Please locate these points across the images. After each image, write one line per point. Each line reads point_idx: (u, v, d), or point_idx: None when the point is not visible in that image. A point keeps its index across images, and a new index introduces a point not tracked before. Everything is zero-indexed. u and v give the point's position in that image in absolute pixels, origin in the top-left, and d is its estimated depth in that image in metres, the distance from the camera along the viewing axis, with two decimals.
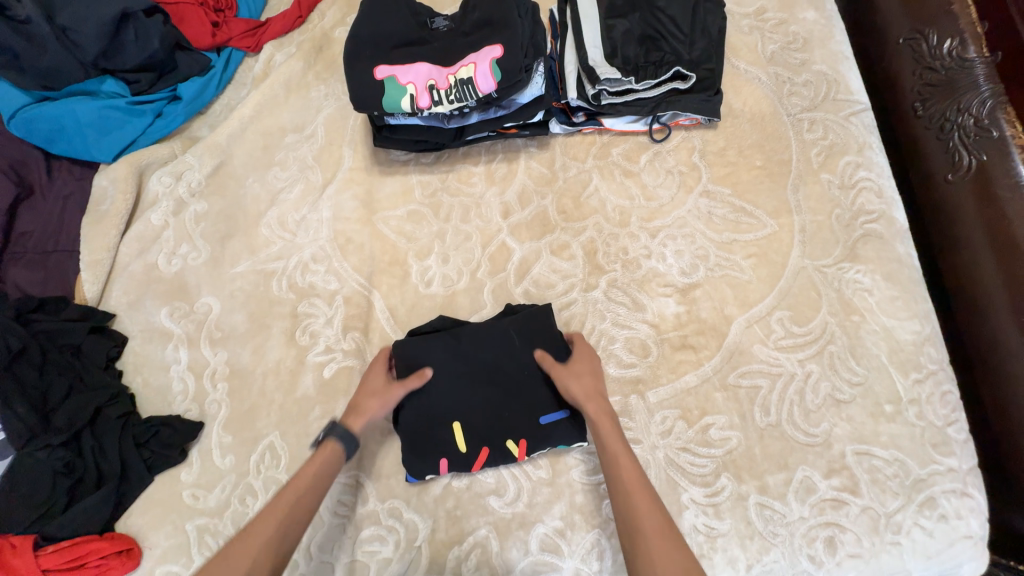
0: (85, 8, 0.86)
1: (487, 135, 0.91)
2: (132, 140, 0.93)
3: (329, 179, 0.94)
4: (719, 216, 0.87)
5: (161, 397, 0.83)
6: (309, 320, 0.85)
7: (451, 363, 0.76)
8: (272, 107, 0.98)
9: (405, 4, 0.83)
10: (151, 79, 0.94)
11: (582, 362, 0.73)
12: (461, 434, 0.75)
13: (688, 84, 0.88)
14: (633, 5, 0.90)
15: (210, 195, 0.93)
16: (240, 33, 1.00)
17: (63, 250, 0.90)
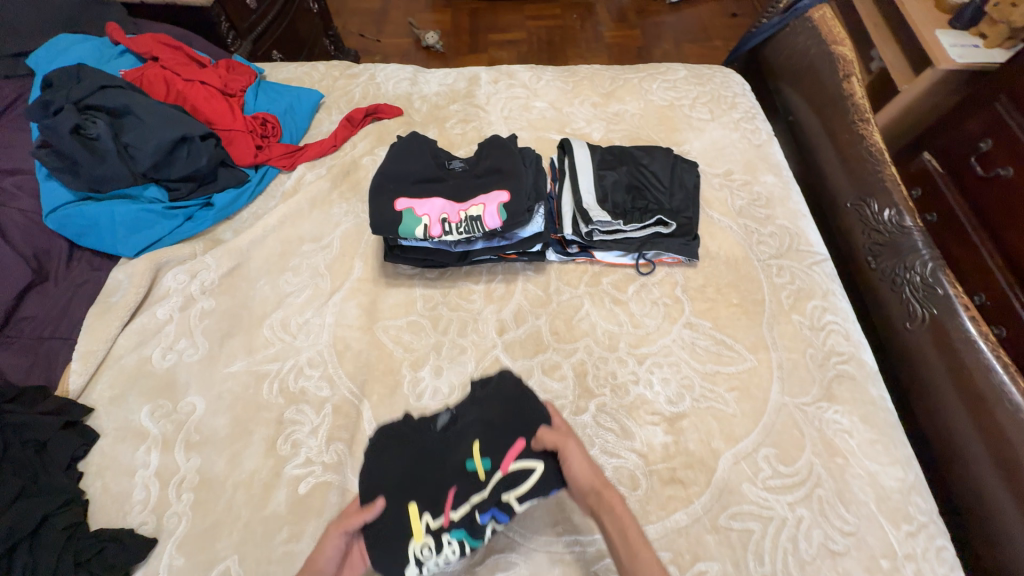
0: (149, 130, 0.98)
1: (489, 258, 1.00)
2: (157, 240, 1.00)
3: (337, 287, 1.00)
4: (703, 347, 0.93)
5: (117, 506, 0.78)
6: (294, 428, 0.84)
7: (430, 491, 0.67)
8: (296, 218, 1.07)
9: (429, 150, 0.98)
10: (191, 187, 1.05)
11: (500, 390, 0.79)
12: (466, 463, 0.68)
13: (669, 229, 1.00)
14: (619, 160, 1.09)
15: (220, 294, 0.97)
16: (279, 154, 1.14)
17: (58, 337, 0.91)
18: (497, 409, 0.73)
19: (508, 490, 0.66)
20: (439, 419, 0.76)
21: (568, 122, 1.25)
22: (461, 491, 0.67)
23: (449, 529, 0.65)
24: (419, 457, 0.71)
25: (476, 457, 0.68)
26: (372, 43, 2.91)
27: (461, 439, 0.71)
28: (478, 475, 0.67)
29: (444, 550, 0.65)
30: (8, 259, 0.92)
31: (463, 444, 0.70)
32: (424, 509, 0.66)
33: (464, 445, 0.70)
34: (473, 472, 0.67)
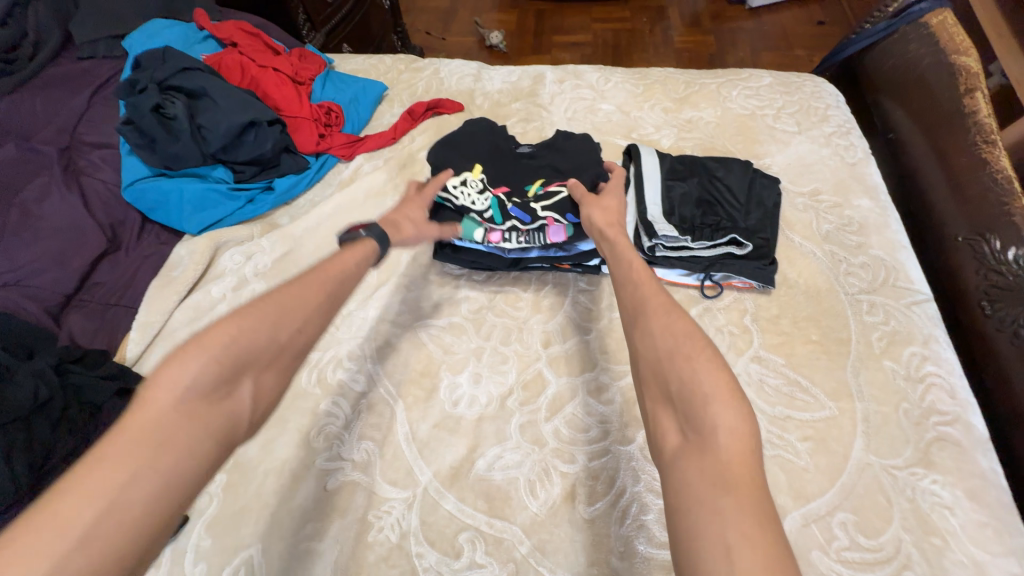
0: (222, 113, 1.01)
1: (542, 266, 0.95)
2: (219, 220, 1.03)
3: (383, 281, 0.98)
4: (772, 386, 0.82)
5: None
6: (328, 421, 0.83)
7: (508, 159, 0.93)
8: (349, 208, 1.07)
9: (490, 143, 0.93)
10: (254, 171, 1.07)
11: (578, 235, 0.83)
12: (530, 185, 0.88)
13: (744, 251, 0.90)
14: (691, 171, 1.00)
15: (271, 278, 0.98)
16: (341, 143, 1.14)
17: (123, 306, 0.96)
18: (568, 158, 0.91)
19: (539, 200, 0.85)
20: (526, 147, 0.96)
21: (636, 127, 1.17)
22: (509, 191, 0.89)
23: (493, 197, 0.86)
24: (507, 141, 0.94)
25: (535, 184, 0.87)
26: (437, 41, 2.94)
27: (533, 171, 0.91)
28: (529, 193, 0.87)
29: (476, 202, 0.86)
30: (86, 227, 0.98)
31: (528, 171, 0.90)
32: (483, 174, 0.89)
33: (533, 175, 0.90)
34: (528, 186, 0.89)
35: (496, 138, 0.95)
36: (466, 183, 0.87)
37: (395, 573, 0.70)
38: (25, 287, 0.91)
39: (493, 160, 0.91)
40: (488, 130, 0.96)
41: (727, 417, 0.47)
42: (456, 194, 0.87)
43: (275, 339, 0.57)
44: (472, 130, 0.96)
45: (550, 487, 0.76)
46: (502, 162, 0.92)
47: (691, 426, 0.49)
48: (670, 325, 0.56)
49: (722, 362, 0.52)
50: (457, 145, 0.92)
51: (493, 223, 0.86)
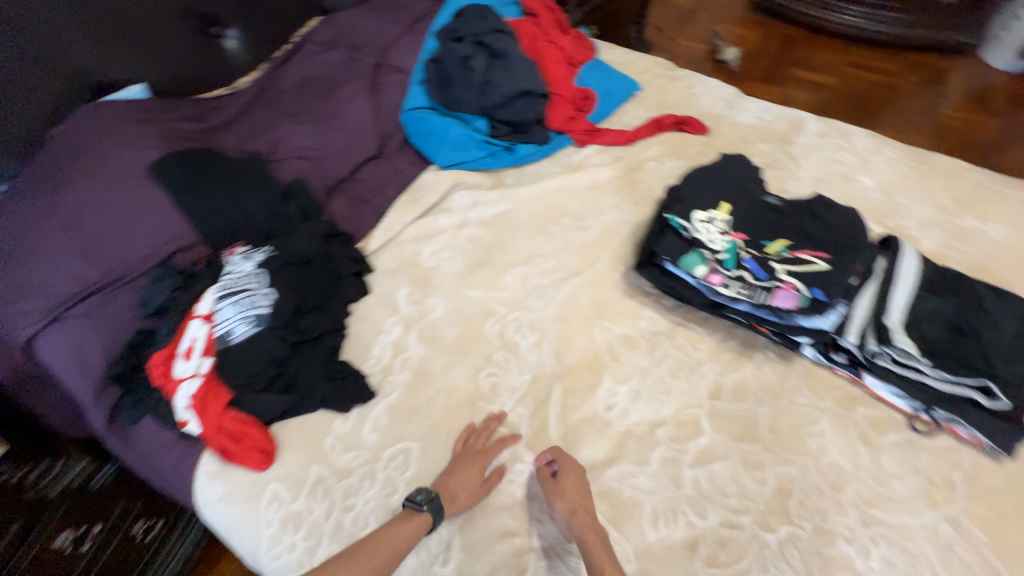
0: (508, 76, 1.13)
1: (738, 319, 0.90)
2: (462, 161, 1.18)
3: (579, 270, 1.03)
4: (962, 560, 0.72)
5: (360, 350, 0.96)
6: (497, 371, 0.93)
7: (756, 206, 0.86)
8: (569, 192, 1.14)
9: (741, 184, 0.88)
10: (506, 131, 1.18)
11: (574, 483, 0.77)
12: (772, 242, 0.81)
13: (993, 403, 0.76)
14: (953, 291, 0.87)
15: (487, 228, 1.10)
16: (582, 130, 1.20)
17: (372, 205, 1.17)
18: (825, 228, 0.82)
19: (783, 262, 0.79)
20: (773, 200, 0.89)
21: (894, 214, 1.04)
22: (749, 241, 0.82)
23: (732, 240, 0.82)
24: (757, 190, 0.89)
25: (777, 244, 0.81)
26: (665, 40, 2.85)
27: (778, 229, 0.83)
28: (770, 250, 0.81)
29: (715, 238, 0.81)
30: (368, 134, 1.22)
31: (771, 228, 0.84)
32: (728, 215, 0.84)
33: (777, 233, 0.83)
34: (767, 245, 0.81)
35: (748, 183, 0.90)
36: (712, 220, 0.83)
37: (514, 524, 0.79)
38: (318, 164, 1.16)
39: (741, 202, 0.86)
40: (741, 172, 0.91)
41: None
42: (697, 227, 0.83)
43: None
44: (722, 168, 0.91)
45: (664, 530, 0.77)
46: (750, 208, 0.86)
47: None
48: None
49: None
50: (710, 177, 0.89)
51: (720, 265, 0.80)
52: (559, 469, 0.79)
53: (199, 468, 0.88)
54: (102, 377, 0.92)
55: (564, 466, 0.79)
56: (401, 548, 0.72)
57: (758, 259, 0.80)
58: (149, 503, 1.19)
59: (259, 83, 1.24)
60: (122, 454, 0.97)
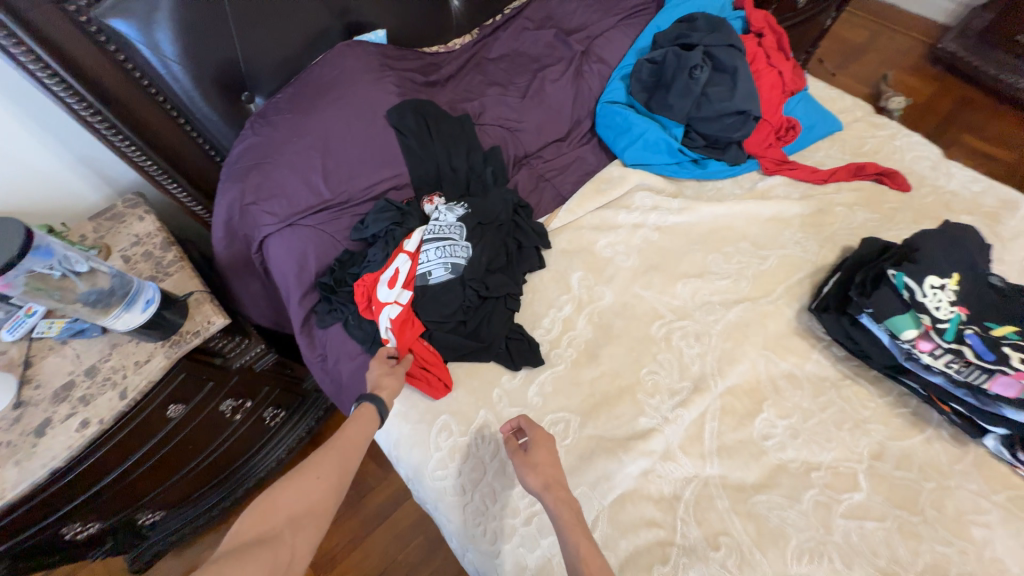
0: (724, 93, 1.14)
1: (918, 390, 0.89)
2: (649, 164, 1.19)
3: (751, 296, 1.04)
4: None
5: (531, 319, 1.04)
6: (660, 372, 0.96)
7: (982, 282, 0.83)
8: (751, 217, 1.14)
9: (971, 257, 0.86)
10: (700, 144, 1.19)
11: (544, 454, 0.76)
12: (1000, 326, 0.79)
13: None
14: None
15: (664, 234, 1.13)
16: (773, 159, 1.19)
17: (552, 186, 1.23)
18: None
19: (1017, 351, 0.76)
20: (1002, 281, 0.85)
21: None
22: (971, 317, 0.80)
23: (956, 313, 0.80)
24: (986, 266, 0.85)
25: (1005, 328, 0.79)
26: (827, 74, 2.69)
27: (1005, 314, 0.81)
28: (998, 334, 0.78)
29: (939, 306, 0.80)
30: (563, 117, 1.27)
31: (997, 311, 0.81)
32: (956, 286, 0.82)
33: (1005, 318, 0.80)
34: (994, 328, 0.79)
35: (975, 255, 0.86)
36: (943, 288, 0.81)
37: (659, 517, 0.83)
38: (516, 136, 1.23)
39: (971, 276, 0.83)
40: (970, 241, 0.88)
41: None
42: (924, 291, 0.82)
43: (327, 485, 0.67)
44: (948, 235, 0.89)
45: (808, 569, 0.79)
46: (977, 284, 0.83)
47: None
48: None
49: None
50: (935, 242, 0.87)
51: (937, 334, 0.80)
52: (529, 440, 0.78)
53: None
54: (311, 283, 1.03)
55: (534, 437, 0.79)
56: (360, 435, 0.76)
57: (984, 339, 0.78)
58: (279, 398, 1.39)
59: (473, 48, 1.31)
60: (305, 354, 1.07)
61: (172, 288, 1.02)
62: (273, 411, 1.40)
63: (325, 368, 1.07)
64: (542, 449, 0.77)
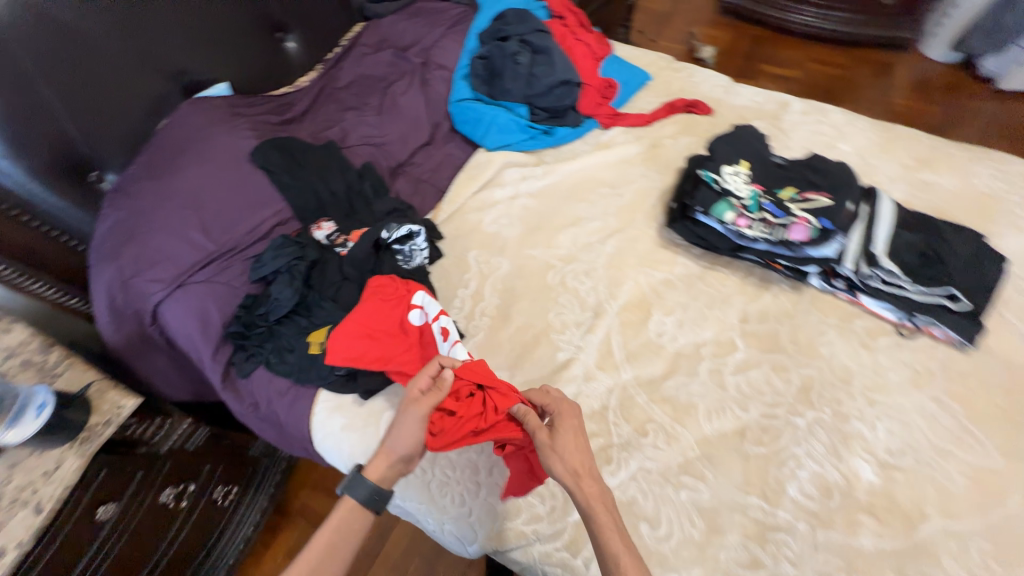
0: (548, 69, 1.32)
1: (755, 260, 1.12)
2: (507, 144, 1.35)
3: (619, 228, 1.22)
4: (943, 424, 0.94)
5: (444, 303, 1.13)
6: (564, 312, 1.10)
7: (764, 162, 1.08)
8: (603, 166, 1.33)
9: (754, 146, 1.10)
10: (544, 117, 1.37)
11: (568, 440, 0.79)
12: (783, 191, 1.04)
13: (956, 306, 1.00)
14: (920, 227, 1.11)
15: (537, 199, 1.28)
16: (607, 115, 1.40)
17: (431, 185, 1.33)
18: (823, 179, 1.04)
19: (797, 204, 1.01)
20: (780, 159, 1.10)
21: (869, 173, 1.27)
22: (764, 190, 1.04)
23: (753, 190, 1.03)
24: (767, 151, 1.10)
25: (787, 192, 1.04)
26: (648, 41, 3.11)
27: (785, 182, 1.06)
28: (783, 197, 1.04)
29: (739, 188, 1.03)
30: (422, 122, 1.38)
31: (778, 180, 1.06)
32: (748, 170, 1.05)
33: (785, 184, 1.06)
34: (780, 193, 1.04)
35: (757, 144, 1.11)
36: (738, 172, 1.03)
37: (594, 428, 0.96)
38: (384, 149, 1.32)
39: (758, 160, 1.07)
40: (750, 136, 1.12)
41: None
42: (726, 179, 1.04)
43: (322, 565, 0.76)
44: (738, 134, 1.12)
45: (716, 423, 0.96)
46: (763, 165, 1.07)
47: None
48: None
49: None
50: (730, 141, 1.09)
51: (746, 211, 1.03)
52: (555, 427, 0.81)
53: (316, 401, 1.03)
54: (220, 335, 1.04)
55: (560, 423, 0.81)
56: (352, 524, 0.80)
57: (775, 203, 1.03)
58: (226, 471, 1.33)
59: (320, 82, 1.39)
60: (235, 407, 1.07)
61: (66, 386, 0.96)
62: (223, 488, 1.33)
63: (262, 414, 1.07)
64: (563, 435, 0.80)
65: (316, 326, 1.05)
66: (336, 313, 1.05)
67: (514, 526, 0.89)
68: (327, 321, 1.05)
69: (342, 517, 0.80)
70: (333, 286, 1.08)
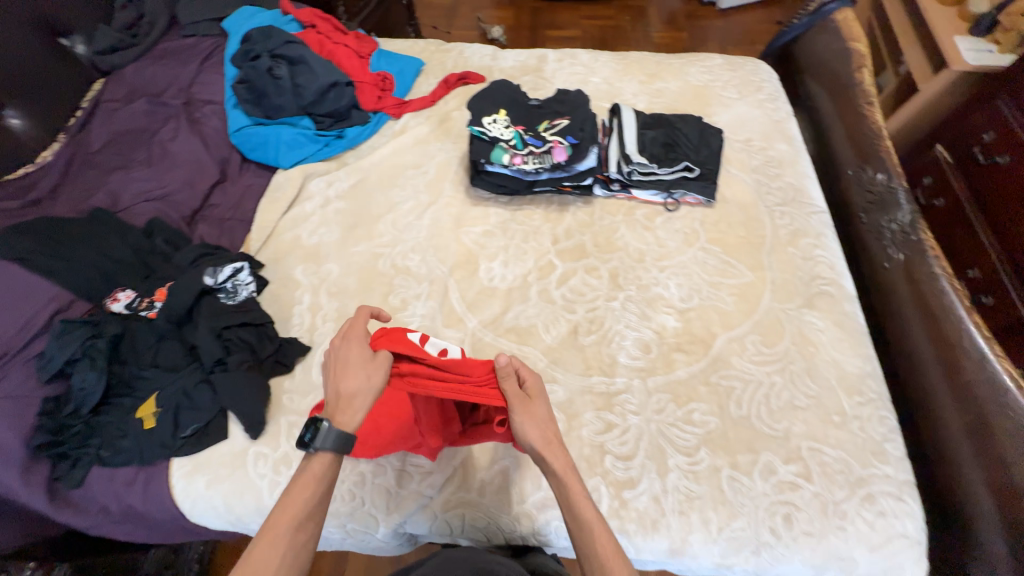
0: (314, 76, 1.35)
1: (549, 190, 1.29)
2: (304, 157, 1.36)
3: (433, 201, 1.31)
4: (711, 264, 1.19)
5: (283, 325, 1.12)
6: (402, 290, 1.16)
7: (519, 106, 1.24)
8: (403, 152, 1.41)
9: (510, 94, 1.25)
10: (331, 122, 1.40)
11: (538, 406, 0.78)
12: (540, 124, 1.21)
13: (694, 174, 1.27)
14: (658, 123, 1.35)
15: (349, 200, 1.31)
16: (392, 105, 1.47)
17: (238, 220, 1.29)
18: (567, 106, 1.23)
19: (550, 131, 1.18)
20: (536, 101, 1.28)
21: (617, 95, 1.52)
22: (526, 128, 1.20)
23: (516, 131, 1.19)
24: (522, 96, 1.26)
25: (544, 124, 1.20)
26: (443, 34, 3.28)
27: (541, 117, 1.23)
28: (541, 128, 1.20)
29: (503, 132, 1.18)
30: (206, 162, 1.32)
31: (534, 117, 1.23)
32: (506, 116, 1.21)
33: (541, 118, 1.22)
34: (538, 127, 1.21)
35: (511, 92, 1.26)
36: (496, 120, 1.19)
37: None
38: (169, 200, 1.23)
39: (514, 106, 1.23)
40: (506, 87, 1.27)
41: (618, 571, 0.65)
42: (489, 128, 1.19)
43: (294, 523, 0.68)
44: (494, 88, 1.26)
45: (553, 331, 1.10)
46: (519, 109, 1.23)
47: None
48: (603, 544, 0.67)
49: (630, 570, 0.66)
50: (486, 95, 1.23)
51: (516, 149, 1.18)
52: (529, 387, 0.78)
53: (173, 473, 0.96)
54: (24, 457, 0.89)
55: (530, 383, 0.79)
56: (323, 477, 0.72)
57: (535, 135, 1.18)
58: None
59: (66, 150, 1.25)
60: (82, 523, 0.95)
61: None
62: None
63: (118, 515, 0.97)
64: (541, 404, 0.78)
65: (143, 400, 0.97)
66: (162, 376, 0.98)
67: (410, 492, 0.94)
68: (153, 389, 0.97)
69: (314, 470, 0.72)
70: (149, 351, 1.01)
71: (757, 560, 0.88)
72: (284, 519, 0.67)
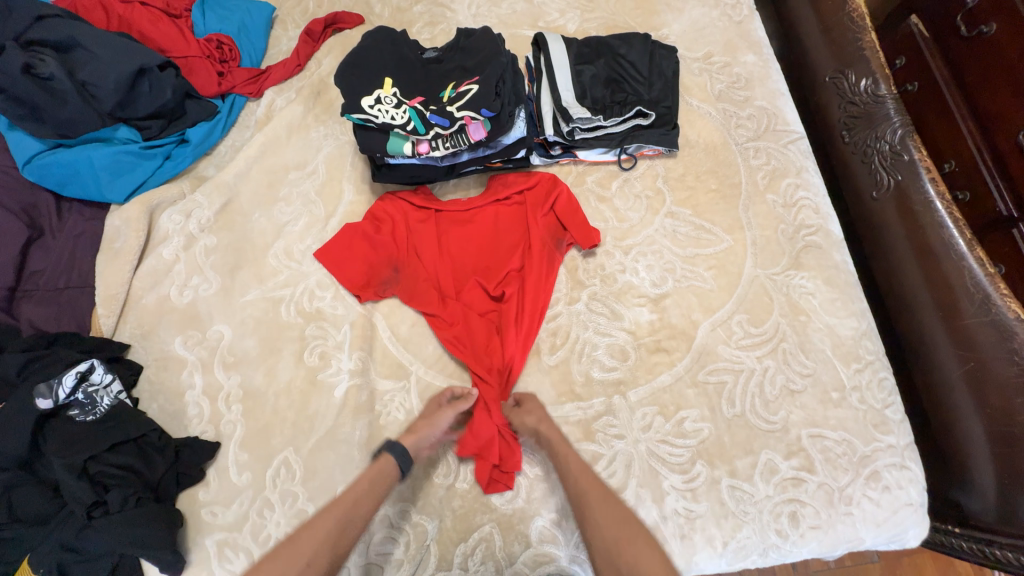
0: (104, 65, 0.94)
1: (476, 169, 1.02)
2: (143, 182, 1.00)
3: (331, 213, 1.02)
4: (683, 233, 0.99)
5: (177, 421, 0.89)
6: (318, 342, 0.93)
7: (409, 66, 0.91)
8: (275, 147, 1.06)
9: (394, 51, 0.91)
10: (161, 125, 1.02)
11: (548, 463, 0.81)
12: (444, 91, 0.89)
13: (649, 120, 1.00)
14: (597, 53, 1.02)
15: (220, 230, 1.00)
16: (243, 81, 1.09)
17: (75, 286, 0.96)
18: (474, 57, 0.91)
19: (455, 103, 0.86)
20: (434, 53, 0.94)
21: (541, 15, 1.17)
22: (425, 99, 0.88)
23: (411, 107, 0.87)
24: (412, 51, 0.92)
25: (447, 90, 0.88)
26: None
27: (443, 78, 0.91)
28: (444, 98, 0.88)
29: (395, 112, 0.87)
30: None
31: (433, 81, 0.90)
32: (395, 88, 0.88)
33: (443, 83, 0.90)
34: (441, 96, 0.89)
35: (393, 46, 0.91)
36: (379, 97, 0.86)
37: None
38: None
39: (402, 68, 0.90)
40: (388, 40, 0.91)
41: (613, 527, 0.71)
42: (375, 112, 0.87)
43: (335, 534, 0.73)
44: (369, 44, 0.90)
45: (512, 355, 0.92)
46: (412, 74, 0.90)
47: (619, 572, 0.67)
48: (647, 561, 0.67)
49: (646, 537, 0.71)
50: (360, 58, 0.89)
51: (416, 135, 0.88)
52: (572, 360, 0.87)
53: None
54: None
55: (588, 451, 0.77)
56: (372, 486, 0.78)
57: (439, 108, 0.87)
58: None
59: None
60: None
61: None
62: None
63: None
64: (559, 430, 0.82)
65: (19, 564, 0.77)
66: (28, 535, 0.77)
67: None
68: (23, 550, 0.77)
69: (366, 480, 0.79)
70: None
71: (766, 560, 0.82)
72: (313, 539, 0.72)
